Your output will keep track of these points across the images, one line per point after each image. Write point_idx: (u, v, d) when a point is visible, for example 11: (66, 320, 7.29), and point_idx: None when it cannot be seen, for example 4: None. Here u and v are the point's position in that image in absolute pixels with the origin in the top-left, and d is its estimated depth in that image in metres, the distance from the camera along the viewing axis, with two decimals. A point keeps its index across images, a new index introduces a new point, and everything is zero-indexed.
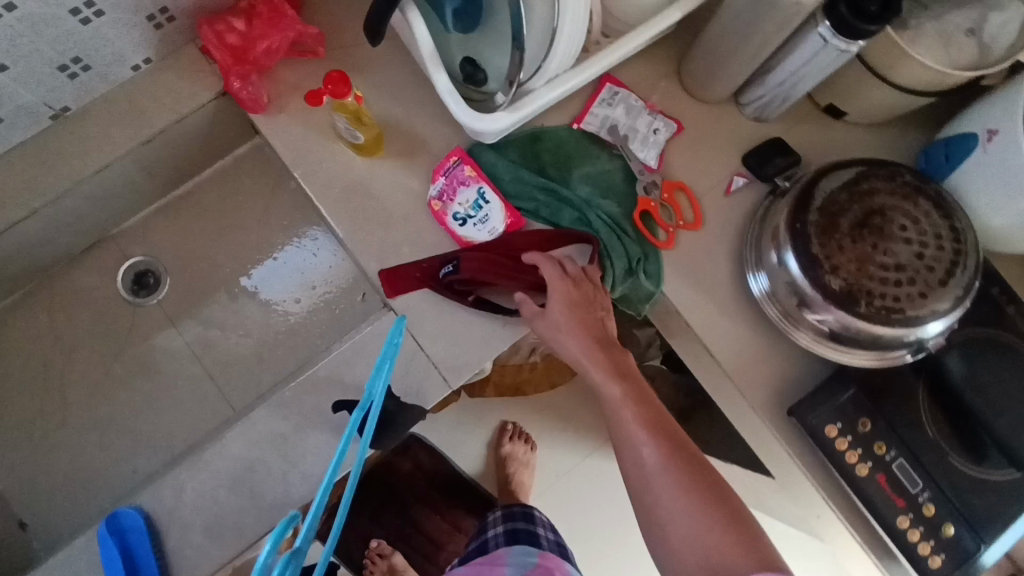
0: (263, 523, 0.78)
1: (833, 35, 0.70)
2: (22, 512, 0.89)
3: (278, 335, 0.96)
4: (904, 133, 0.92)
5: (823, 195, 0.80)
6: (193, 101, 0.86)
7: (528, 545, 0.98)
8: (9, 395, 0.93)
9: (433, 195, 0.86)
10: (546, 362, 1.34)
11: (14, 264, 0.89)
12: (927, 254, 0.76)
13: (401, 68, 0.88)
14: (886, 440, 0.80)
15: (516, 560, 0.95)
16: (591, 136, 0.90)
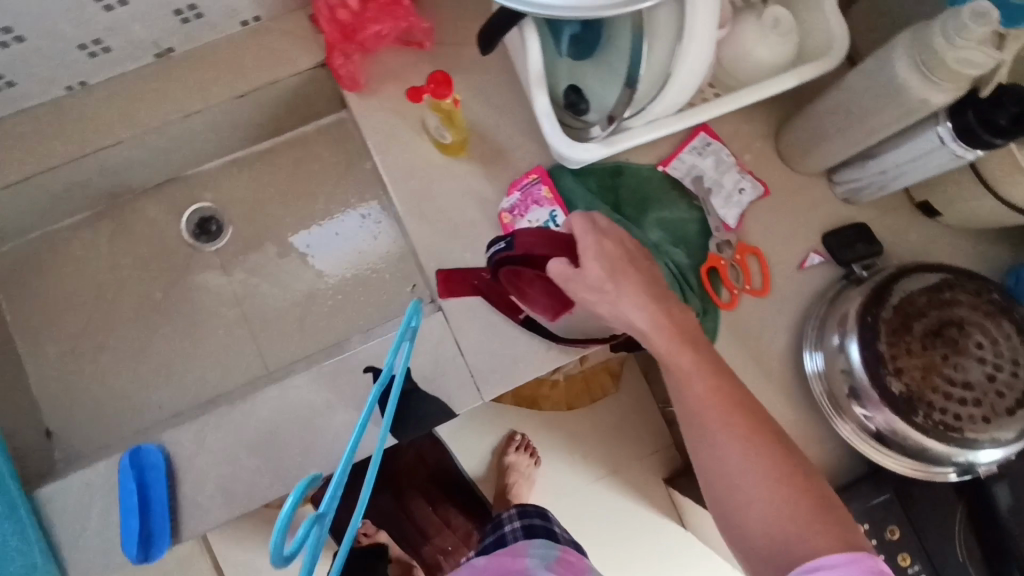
0: (275, 488, 0.80)
1: (951, 139, 0.67)
2: (51, 422, 0.93)
3: (324, 307, 0.98)
4: (996, 246, 0.88)
5: (901, 294, 0.77)
6: (293, 68, 0.87)
7: (549, 539, 0.92)
8: (61, 308, 0.96)
9: (505, 208, 0.85)
10: (568, 382, 1.44)
11: (91, 186, 0.92)
12: (999, 378, 0.73)
13: (501, 75, 0.88)
14: (912, 554, 0.77)
15: (538, 552, 0.89)
16: (674, 181, 0.88)
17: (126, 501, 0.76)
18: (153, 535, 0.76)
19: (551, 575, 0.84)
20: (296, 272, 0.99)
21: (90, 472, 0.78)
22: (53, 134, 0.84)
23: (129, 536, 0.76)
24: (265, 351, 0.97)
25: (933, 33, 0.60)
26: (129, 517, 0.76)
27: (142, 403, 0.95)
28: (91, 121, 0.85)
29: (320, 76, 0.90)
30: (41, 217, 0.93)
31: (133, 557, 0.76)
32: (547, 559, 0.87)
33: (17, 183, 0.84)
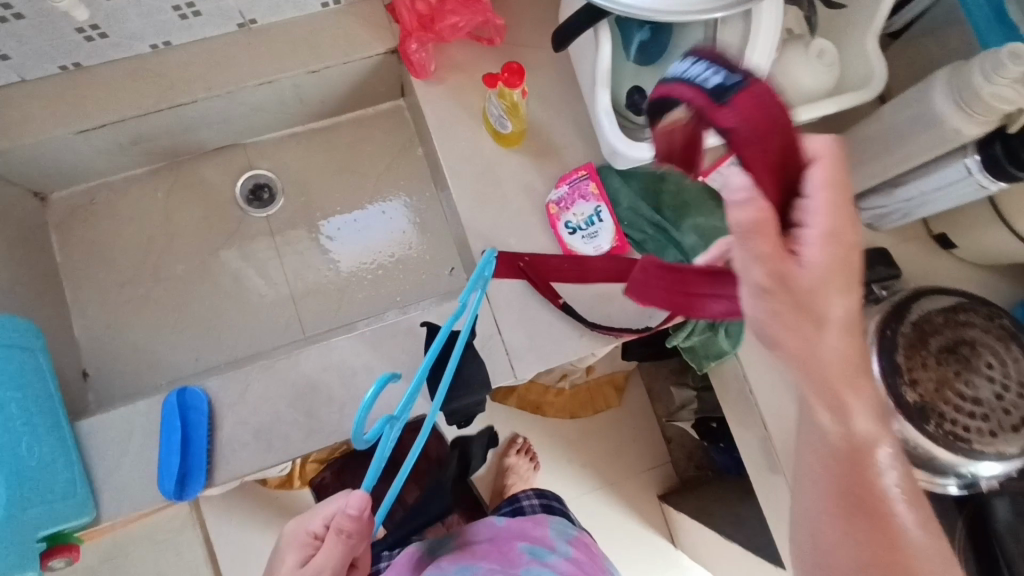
0: (310, 442, 0.82)
1: (979, 169, 0.73)
2: (88, 363, 0.95)
3: (364, 281, 1.03)
4: (1005, 282, 0.94)
5: (920, 311, 0.82)
6: (366, 50, 0.92)
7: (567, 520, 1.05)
8: (110, 256, 0.99)
9: (553, 199, 0.90)
10: (574, 391, 1.49)
11: (157, 141, 0.96)
12: (1007, 397, 0.78)
13: (559, 76, 0.93)
14: None
15: (558, 525, 1.02)
16: (711, 192, 0.90)
17: (168, 439, 0.78)
18: (189, 474, 0.79)
19: (570, 546, 0.98)
20: (341, 244, 1.04)
21: (132, 409, 0.81)
22: (132, 87, 0.88)
23: (167, 472, 0.78)
24: (304, 316, 1.01)
25: (972, 71, 0.67)
26: (169, 454, 0.78)
27: (178, 354, 0.98)
28: (168, 79, 0.89)
29: (389, 62, 0.96)
30: (103, 166, 0.97)
31: (168, 493, 0.78)
32: (565, 535, 1.00)
33: (93, 129, 0.88)
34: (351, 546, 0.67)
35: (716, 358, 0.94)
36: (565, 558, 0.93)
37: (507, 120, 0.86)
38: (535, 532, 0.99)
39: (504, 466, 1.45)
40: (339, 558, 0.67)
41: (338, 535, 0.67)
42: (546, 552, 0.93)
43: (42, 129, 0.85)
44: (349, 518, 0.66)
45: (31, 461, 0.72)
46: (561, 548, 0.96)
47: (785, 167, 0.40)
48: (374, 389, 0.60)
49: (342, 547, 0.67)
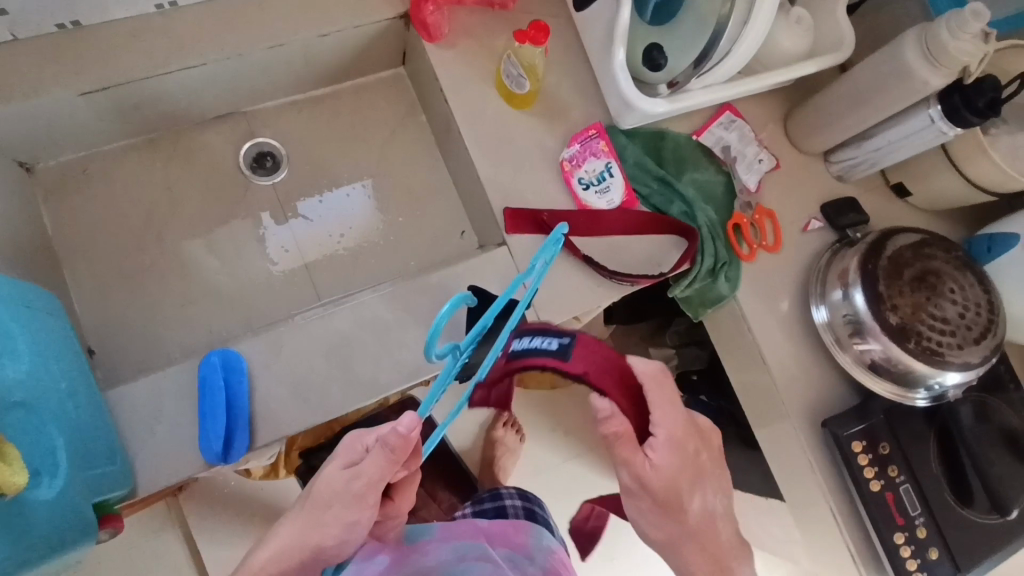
0: (348, 400, 0.82)
1: (940, 118, 0.85)
2: (92, 339, 0.91)
3: (376, 246, 1.04)
4: (950, 224, 1.08)
5: (893, 248, 0.93)
6: (377, 14, 0.94)
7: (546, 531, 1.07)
8: (109, 227, 0.96)
9: (565, 157, 0.95)
10: None
11: (159, 106, 0.93)
12: (968, 316, 0.90)
13: (564, 43, 0.99)
14: (899, 466, 0.92)
15: (536, 535, 1.06)
16: (705, 149, 1.02)
17: (210, 399, 0.77)
18: (233, 434, 0.78)
19: (546, 556, 1.01)
20: (343, 212, 1.04)
21: (163, 375, 0.78)
22: (135, 48, 0.85)
23: (212, 434, 0.76)
24: (318, 283, 1.01)
25: (940, 28, 0.80)
26: (213, 415, 0.77)
27: (189, 326, 0.95)
28: (174, 39, 0.86)
29: (396, 27, 0.97)
30: (98, 134, 0.93)
31: (213, 456, 0.76)
32: (543, 545, 1.03)
33: (95, 91, 0.84)
34: (393, 460, 0.70)
35: (717, 303, 0.99)
36: (542, 569, 0.97)
37: (525, 79, 0.92)
38: (516, 539, 1.03)
39: (491, 439, 1.41)
40: (380, 472, 0.71)
41: (385, 447, 0.70)
42: (524, 561, 0.97)
43: (40, 90, 0.81)
44: (397, 436, 0.68)
45: (81, 424, 0.69)
46: (538, 557, 1.00)
47: (631, 392, 0.71)
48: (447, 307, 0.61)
49: (386, 460, 0.70)
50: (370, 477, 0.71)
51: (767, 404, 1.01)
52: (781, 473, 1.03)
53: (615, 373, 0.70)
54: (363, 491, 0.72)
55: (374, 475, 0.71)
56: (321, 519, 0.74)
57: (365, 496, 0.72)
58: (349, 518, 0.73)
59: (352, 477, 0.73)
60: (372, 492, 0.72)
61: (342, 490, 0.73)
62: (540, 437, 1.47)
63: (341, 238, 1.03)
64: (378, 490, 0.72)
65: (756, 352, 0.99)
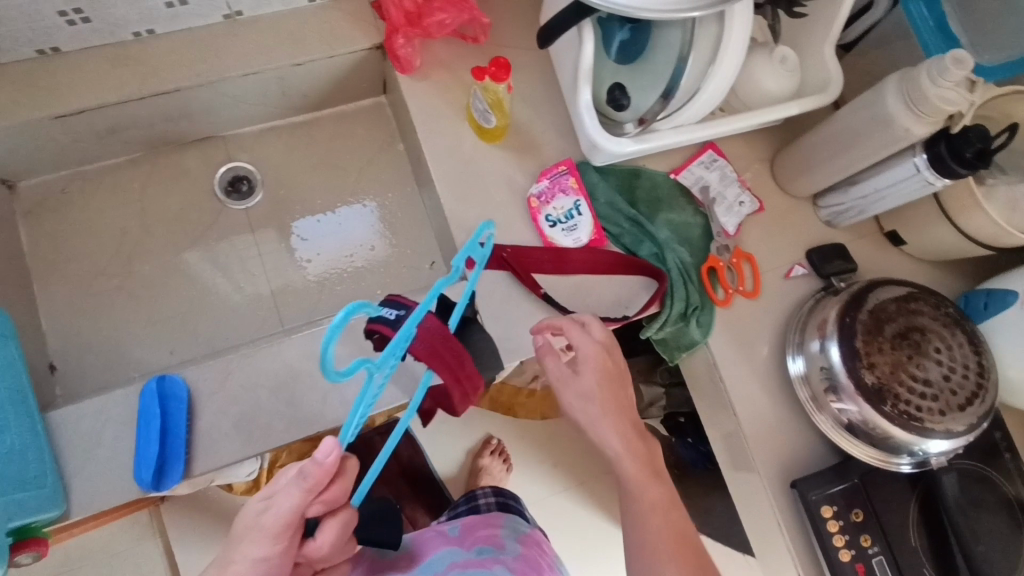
0: (291, 432, 0.81)
1: (925, 167, 0.80)
2: (55, 356, 0.94)
3: (345, 273, 1.04)
4: (950, 276, 1.02)
5: (874, 301, 0.87)
6: (352, 44, 0.94)
7: (519, 520, 1.01)
8: (84, 245, 0.98)
9: (534, 192, 0.93)
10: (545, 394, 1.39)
11: (136, 130, 0.95)
12: (954, 379, 0.84)
13: (540, 78, 0.98)
14: (873, 535, 0.85)
15: (509, 525, 0.99)
16: (683, 189, 0.99)
17: (146, 428, 0.77)
18: (168, 464, 0.77)
19: (519, 543, 0.93)
20: (356, 227, 1.06)
21: (107, 398, 0.79)
22: (110, 74, 0.87)
23: (145, 461, 0.76)
24: (283, 307, 1.02)
25: (921, 75, 0.75)
26: (147, 444, 0.76)
27: (151, 345, 0.97)
28: (148, 67, 0.88)
29: (373, 58, 0.98)
30: (78, 155, 0.96)
31: (145, 483, 0.76)
32: (516, 533, 0.96)
33: (68, 116, 0.86)
34: (309, 492, 0.58)
35: (689, 349, 0.95)
36: (515, 555, 0.89)
37: (491, 114, 0.89)
38: (485, 532, 0.95)
39: (476, 467, 1.36)
40: (293, 502, 0.59)
41: (299, 477, 0.58)
42: (494, 551, 0.89)
43: (12, 114, 0.83)
44: (317, 467, 0.57)
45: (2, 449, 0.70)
46: (509, 547, 0.91)
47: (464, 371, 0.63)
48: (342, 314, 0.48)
49: (301, 490, 0.58)
50: (283, 510, 0.59)
51: (739, 457, 0.96)
52: (752, 530, 0.97)
53: (447, 353, 0.62)
54: (276, 524, 0.59)
55: (286, 511, 0.59)
56: (230, 556, 0.61)
57: (278, 532, 0.59)
58: (257, 555, 0.60)
59: (263, 507, 0.60)
60: (284, 528, 0.59)
61: (251, 522, 0.60)
62: (520, 471, 1.42)
63: (308, 263, 1.04)
64: (292, 524, 0.60)
65: (727, 403, 0.94)
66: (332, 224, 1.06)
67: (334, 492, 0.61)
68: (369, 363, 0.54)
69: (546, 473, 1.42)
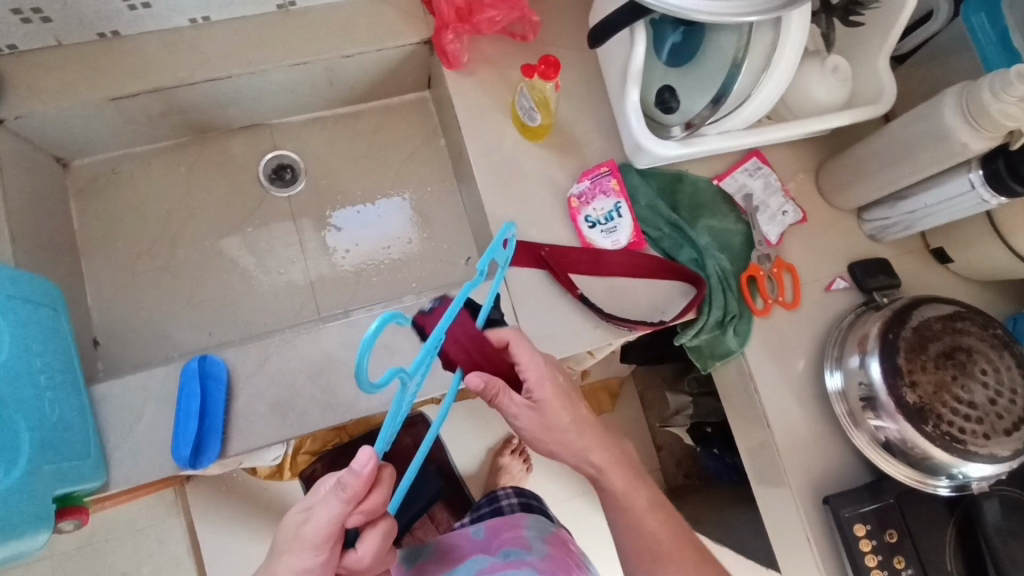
0: (325, 418, 0.82)
1: (981, 183, 0.79)
2: (99, 332, 0.96)
3: (381, 265, 1.05)
4: (997, 297, 0.99)
5: (919, 318, 0.85)
6: (401, 38, 0.95)
7: (545, 521, 1.01)
8: (131, 225, 1.01)
9: (575, 192, 0.93)
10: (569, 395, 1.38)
11: (186, 114, 0.97)
12: (1000, 403, 0.81)
13: (585, 78, 0.98)
14: (906, 557, 0.83)
15: (536, 524, 0.98)
16: (725, 195, 0.98)
17: (186, 406, 0.78)
18: (205, 442, 0.79)
19: (547, 544, 0.93)
20: (394, 221, 1.07)
21: (149, 374, 0.81)
22: (165, 59, 0.89)
23: (183, 438, 0.78)
24: (320, 295, 1.03)
25: (983, 88, 0.73)
26: (187, 421, 0.78)
27: (191, 326, 0.99)
28: (202, 53, 0.90)
29: (421, 52, 0.99)
30: (130, 137, 0.99)
31: (182, 460, 0.77)
32: (543, 533, 0.96)
33: (123, 98, 0.88)
34: (349, 503, 0.58)
35: (725, 358, 0.93)
36: (542, 556, 0.88)
37: (537, 112, 0.90)
38: (510, 533, 0.95)
39: (497, 465, 1.35)
40: (331, 514, 0.58)
41: (336, 488, 0.58)
42: (522, 552, 0.89)
43: (71, 94, 0.86)
44: (355, 477, 0.57)
45: (51, 418, 0.72)
46: (536, 547, 0.91)
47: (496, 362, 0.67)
48: (377, 323, 0.45)
49: (339, 501, 0.58)
50: (322, 521, 0.58)
51: (770, 470, 0.94)
52: (779, 545, 0.96)
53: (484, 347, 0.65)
54: (317, 536, 0.59)
55: (325, 522, 0.58)
56: (275, 567, 0.61)
57: (320, 544, 0.59)
58: (300, 567, 0.60)
59: (302, 518, 0.60)
60: (325, 540, 0.59)
61: (292, 533, 0.60)
62: (542, 473, 1.42)
63: (345, 253, 1.05)
64: (331, 535, 0.59)
65: (760, 414, 0.93)
66: (371, 215, 1.07)
67: (373, 501, 0.61)
68: (403, 372, 0.53)
69: (567, 476, 1.42)
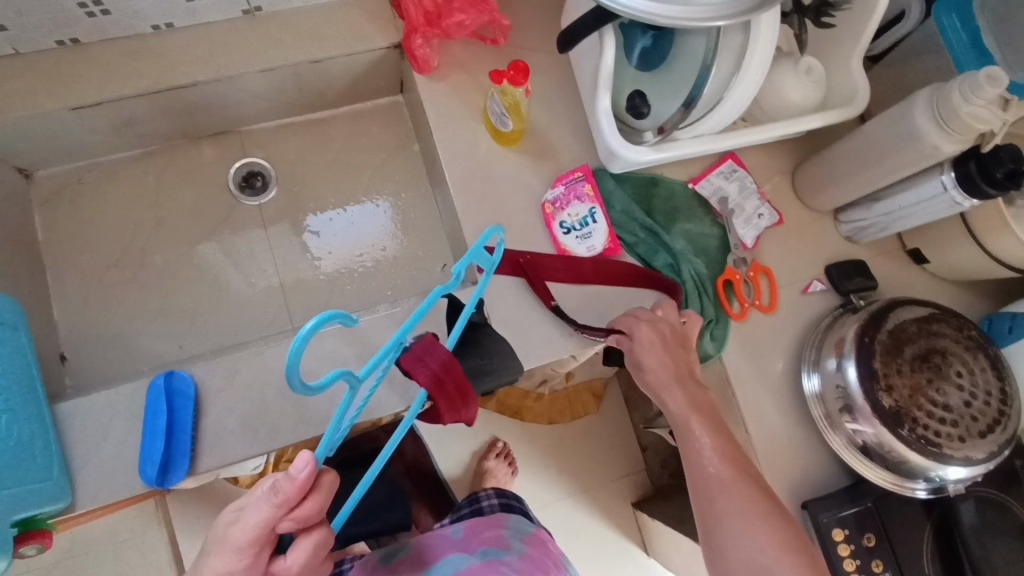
0: (297, 432, 0.80)
1: (953, 185, 0.78)
2: (66, 347, 0.94)
3: (354, 273, 1.04)
4: (974, 297, 0.99)
5: (895, 321, 0.85)
6: (370, 43, 0.93)
7: (524, 519, 0.99)
8: (98, 236, 0.99)
9: (549, 198, 0.92)
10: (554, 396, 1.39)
11: (154, 122, 0.95)
12: (974, 405, 0.81)
13: (559, 83, 0.96)
14: (884, 561, 0.83)
15: (514, 525, 0.96)
16: (701, 199, 0.97)
17: (152, 424, 0.76)
18: (173, 460, 0.77)
19: (524, 544, 0.92)
20: (367, 227, 1.06)
21: (115, 392, 0.79)
22: (127, 66, 0.87)
23: (150, 457, 0.76)
24: (293, 304, 1.01)
25: (952, 91, 0.73)
26: (153, 438, 0.76)
27: (161, 338, 0.97)
28: (165, 60, 0.88)
29: (391, 56, 0.97)
30: (95, 146, 0.97)
31: (149, 479, 0.75)
32: (520, 533, 0.94)
33: (84, 107, 0.86)
34: (280, 508, 0.54)
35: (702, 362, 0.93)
36: (520, 556, 0.88)
37: (508, 118, 0.89)
38: (489, 533, 0.93)
39: (480, 471, 1.34)
40: (261, 519, 0.54)
41: (270, 489, 0.53)
42: (499, 551, 0.88)
43: (31, 104, 0.83)
44: (291, 482, 0.53)
45: (10, 440, 0.70)
46: (514, 547, 0.90)
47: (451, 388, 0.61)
48: (313, 322, 0.45)
49: (271, 504, 0.53)
50: (250, 525, 0.54)
51: None
52: None
53: (451, 383, 0.61)
54: (241, 541, 0.54)
55: (252, 527, 0.54)
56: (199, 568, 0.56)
57: (243, 548, 0.54)
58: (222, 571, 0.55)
59: (232, 518, 0.55)
60: (248, 545, 0.54)
61: (219, 533, 0.56)
62: (526, 478, 1.41)
63: (316, 259, 1.04)
64: (258, 541, 0.54)
65: (739, 419, 0.92)
66: (345, 221, 1.05)
67: (306, 507, 0.55)
68: (350, 376, 0.54)
69: (551, 480, 1.41)
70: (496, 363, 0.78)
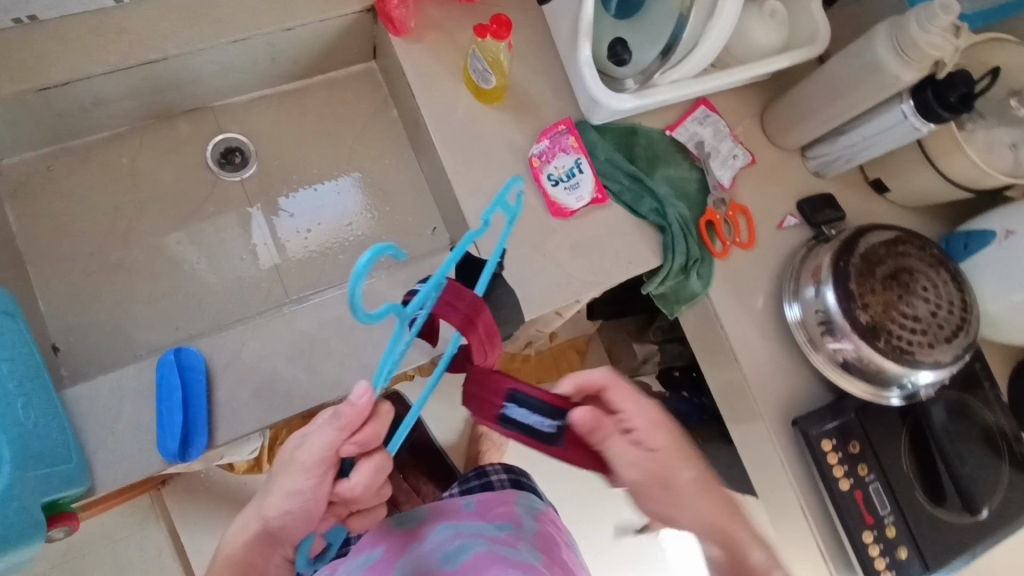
0: (310, 398, 0.81)
1: (912, 113, 0.83)
2: (56, 338, 0.92)
3: (344, 243, 1.04)
4: (930, 221, 1.06)
5: (866, 245, 0.91)
6: (343, 7, 0.92)
7: (532, 498, 1.01)
8: (76, 223, 0.96)
9: (535, 152, 0.94)
10: (541, 355, 1.42)
11: (125, 101, 0.93)
12: (940, 315, 0.89)
13: (535, 39, 0.98)
14: (869, 465, 0.91)
15: (524, 502, 0.99)
16: (678, 145, 1.00)
17: (167, 398, 0.76)
18: (192, 433, 0.77)
19: (535, 522, 0.94)
20: (352, 197, 1.06)
21: (122, 373, 0.78)
22: (93, 43, 0.84)
23: (169, 432, 0.76)
24: (286, 277, 1.01)
25: (909, 22, 0.79)
26: (170, 413, 0.76)
27: (154, 322, 0.96)
28: (132, 35, 0.85)
29: (364, 21, 0.96)
30: (62, 130, 0.93)
31: (170, 454, 0.76)
32: (531, 510, 0.97)
33: (51, 87, 0.83)
34: (342, 433, 0.58)
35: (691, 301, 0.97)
36: (533, 534, 0.90)
37: (490, 74, 0.91)
38: (501, 508, 0.95)
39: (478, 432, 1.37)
40: (325, 442, 0.59)
41: (332, 417, 0.58)
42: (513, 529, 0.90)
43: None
44: (350, 408, 0.56)
45: (28, 424, 0.70)
46: (527, 524, 0.92)
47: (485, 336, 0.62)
48: (369, 254, 0.47)
49: (333, 429, 0.58)
50: (316, 447, 0.59)
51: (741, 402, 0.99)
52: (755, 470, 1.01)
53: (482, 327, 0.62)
54: (308, 461, 0.60)
55: (317, 449, 0.59)
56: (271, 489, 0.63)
57: (312, 467, 0.60)
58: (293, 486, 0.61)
59: (302, 442, 0.61)
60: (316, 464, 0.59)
61: (291, 454, 0.62)
62: None
63: (304, 232, 1.03)
64: (323, 461, 0.60)
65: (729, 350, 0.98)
66: (330, 192, 1.05)
67: (365, 434, 0.59)
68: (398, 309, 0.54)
69: None
70: (499, 315, 0.82)
